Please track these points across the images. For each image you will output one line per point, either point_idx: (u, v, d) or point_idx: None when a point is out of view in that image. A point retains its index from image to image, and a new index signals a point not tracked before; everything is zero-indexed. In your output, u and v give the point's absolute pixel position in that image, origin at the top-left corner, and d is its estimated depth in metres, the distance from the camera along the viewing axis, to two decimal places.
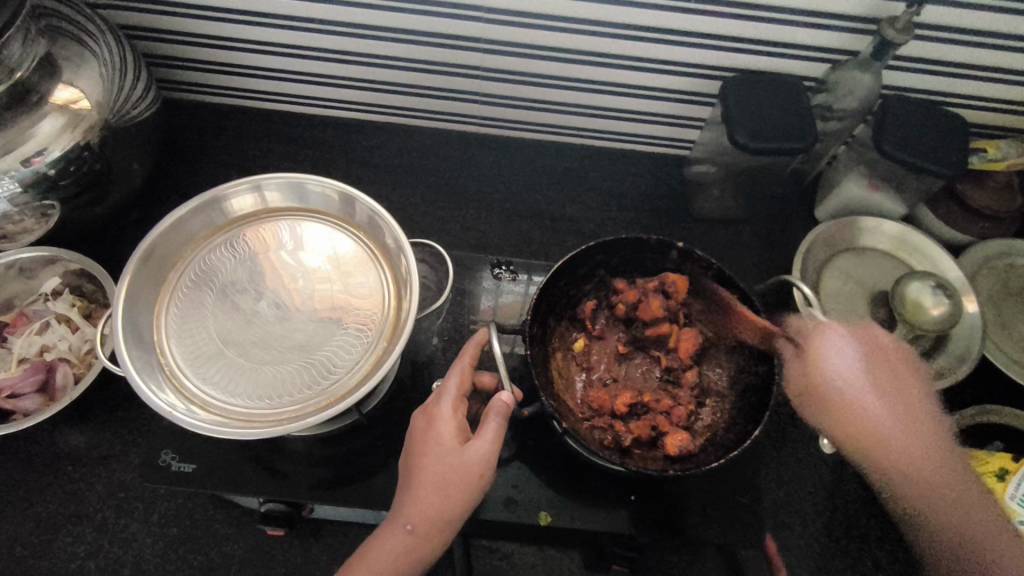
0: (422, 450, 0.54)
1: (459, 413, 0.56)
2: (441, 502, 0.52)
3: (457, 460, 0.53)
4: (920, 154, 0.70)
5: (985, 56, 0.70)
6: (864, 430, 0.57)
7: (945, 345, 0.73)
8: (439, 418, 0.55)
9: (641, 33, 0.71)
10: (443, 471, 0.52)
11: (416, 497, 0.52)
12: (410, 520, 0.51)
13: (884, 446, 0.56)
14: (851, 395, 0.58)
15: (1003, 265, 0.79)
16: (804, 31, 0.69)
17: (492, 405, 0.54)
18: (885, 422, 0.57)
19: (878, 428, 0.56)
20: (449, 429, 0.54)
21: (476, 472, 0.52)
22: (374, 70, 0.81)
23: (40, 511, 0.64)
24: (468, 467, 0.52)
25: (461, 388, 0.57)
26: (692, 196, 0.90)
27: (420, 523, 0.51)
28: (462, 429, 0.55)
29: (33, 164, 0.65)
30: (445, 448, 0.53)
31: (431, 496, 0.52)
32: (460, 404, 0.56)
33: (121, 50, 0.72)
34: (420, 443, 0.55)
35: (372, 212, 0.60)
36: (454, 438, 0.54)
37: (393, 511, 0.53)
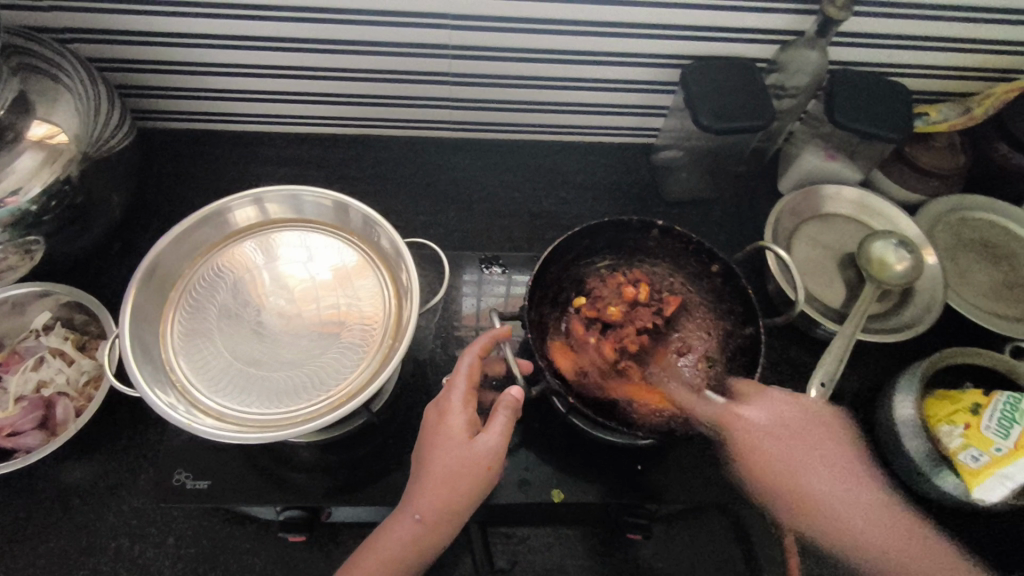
0: (434, 443, 0.55)
1: (471, 407, 0.57)
2: (449, 494, 0.53)
3: (466, 453, 0.54)
4: (870, 121, 0.75)
5: (918, 26, 0.75)
6: (804, 504, 0.58)
7: (912, 298, 0.78)
8: (449, 411, 0.57)
9: (600, 28, 0.75)
10: (452, 463, 0.54)
11: (427, 487, 0.54)
12: (418, 510, 0.53)
13: (806, 487, 0.59)
14: (799, 475, 0.60)
15: (955, 219, 0.85)
16: (753, 16, 0.74)
17: (503, 400, 0.56)
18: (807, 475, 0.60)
19: (816, 504, 0.58)
20: (460, 422, 0.56)
21: (483, 465, 0.54)
22: (344, 83, 0.83)
23: (51, 546, 0.64)
24: (476, 460, 0.54)
25: (472, 380, 0.58)
26: (662, 181, 0.94)
27: (427, 513, 0.53)
28: (473, 422, 0.56)
29: (9, 204, 0.64)
30: (455, 440, 0.55)
31: (440, 487, 0.53)
32: (471, 397, 0.58)
33: (93, 82, 0.73)
34: (431, 435, 0.56)
35: (366, 216, 0.62)
36: (463, 430, 0.55)
37: (404, 501, 0.55)
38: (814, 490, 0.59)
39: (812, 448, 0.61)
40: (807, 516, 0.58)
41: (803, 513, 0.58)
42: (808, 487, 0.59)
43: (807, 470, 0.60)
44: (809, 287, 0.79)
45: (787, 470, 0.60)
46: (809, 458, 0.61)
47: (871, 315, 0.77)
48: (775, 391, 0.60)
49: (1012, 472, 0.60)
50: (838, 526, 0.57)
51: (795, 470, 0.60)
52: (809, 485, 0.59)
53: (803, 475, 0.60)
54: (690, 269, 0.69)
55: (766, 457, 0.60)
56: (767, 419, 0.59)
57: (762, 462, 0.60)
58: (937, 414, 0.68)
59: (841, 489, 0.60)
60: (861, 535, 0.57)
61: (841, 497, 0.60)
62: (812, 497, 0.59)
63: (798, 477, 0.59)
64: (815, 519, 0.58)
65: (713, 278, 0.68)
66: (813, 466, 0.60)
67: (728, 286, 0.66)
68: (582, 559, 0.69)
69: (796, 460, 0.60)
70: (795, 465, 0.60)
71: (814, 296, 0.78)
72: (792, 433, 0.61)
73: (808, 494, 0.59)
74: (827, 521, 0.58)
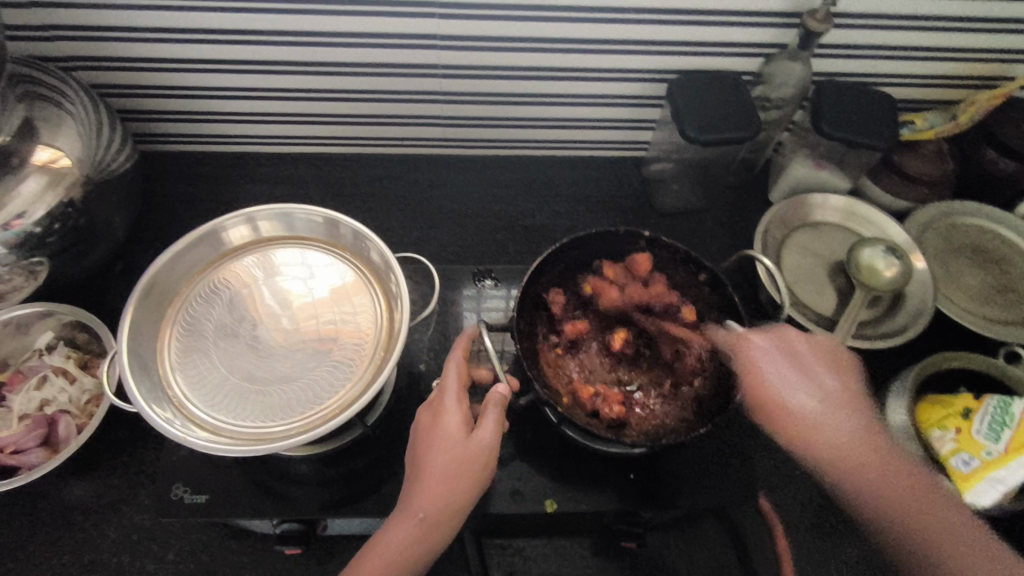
0: (431, 443, 0.56)
1: (464, 406, 0.58)
2: (451, 491, 0.54)
3: (464, 450, 0.55)
4: (855, 130, 0.76)
5: (899, 37, 0.77)
6: (795, 433, 0.56)
7: (903, 303, 0.78)
8: (444, 411, 0.58)
9: (586, 45, 0.77)
10: (452, 461, 0.55)
11: (428, 486, 0.54)
12: (421, 509, 0.54)
13: (830, 443, 0.55)
14: (791, 398, 0.58)
15: (944, 225, 0.86)
16: (736, 30, 0.76)
17: (491, 398, 0.57)
18: (824, 417, 0.57)
19: (808, 420, 0.56)
20: (456, 421, 0.57)
21: (481, 462, 0.55)
22: (340, 104, 0.85)
23: (53, 563, 0.65)
24: (475, 456, 0.55)
25: (463, 380, 0.59)
26: (653, 193, 0.95)
27: (430, 511, 0.54)
28: (467, 420, 0.57)
29: (15, 227, 0.66)
30: (452, 439, 0.56)
31: (442, 486, 0.54)
32: (463, 396, 0.59)
33: (96, 108, 0.76)
34: (428, 436, 0.57)
35: (356, 232, 0.63)
36: (460, 428, 0.56)
37: (404, 501, 0.56)
38: (808, 414, 0.57)
39: (819, 382, 0.59)
40: (813, 451, 0.55)
41: (805, 442, 0.56)
42: (804, 410, 0.57)
43: (817, 398, 0.58)
44: (799, 295, 0.79)
45: (781, 394, 0.58)
46: (806, 383, 0.59)
47: (862, 321, 0.78)
48: (789, 328, 0.62)
49: (1002, 475, 0.62)
50: (834, 450, 0.55)
51: (787, 398, 0.58)
52: (801, 406, 0.57)
53: (795, 394, 0.58)
54: (678, 278, 0.70)
55: (763, 387, 0.58)
56: (764, 358, 0.60)
57: (765, 392, 0.58)
58: (929, 418, 0.68)
59: (835, 417, 0.57)
60: (848, 459, 0.55)
61: (834, 419, 0.57)
62: (814, 432, 0.56)
63: (795, 403, 0.57)
64: (814, 449, 0.55)
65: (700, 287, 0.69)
66: (805, 383, 0.59)
67: (713, 295, 0.67)
68: (579, 568, 0.69)
69: (800, 377, 0.59)
70: (792, 385, 0.58)
71: (805, 304, 0.78)
72: (795, 365, 0.60)
73: (800, 413, 0.57)
74: (827, 447, 0.55)
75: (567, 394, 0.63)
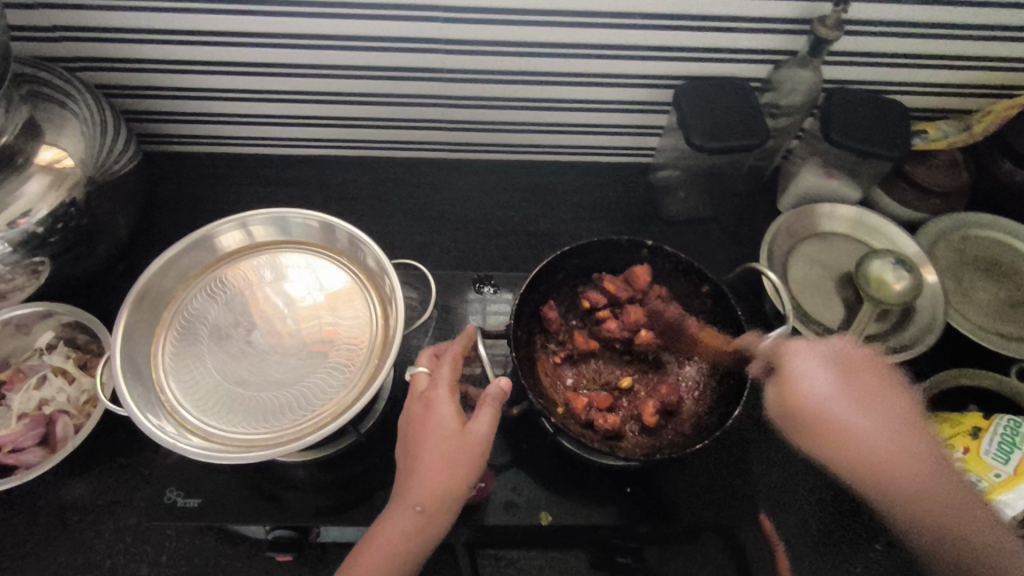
0: (424, 434, 0.54)
1: (456, 397, 0.56)
2: (448, 482, 0.51)
3: (460, 440, 0.53)
4: (866, 140, 0.74)
5: (913, 44, 0.75)
6: (846, 446, 0.53)
7: (913, 317, 0.76)
8: (436, 402, 0.55)
9: (592, 51, 0.76)
10: (449, 451, 0.52)
11: (424, 477, 0.52)
12: (419, 501, 0.51)
13: (876, 455, 0.52)
14: (837, 416, 0.53)
15: (957, 237, 0.84)
16: (745, 36, 0.74)
17: (490, 392, 0.54)
18: (871, 433, 0.53)
19: (851, 438, 0.53)
20: (449, 410, 0.55)
21: (479, 451, 0.53)
22: (344, 107, 0.85)
23: (49, 563, 0.65)
24: (472, 445, 0.53)
25: (456, 372, 0.57)
26: (659, 200, 0.94)
27: (429, 503, 0.51)
28: (460, 411, 0.55)
29: (20, 225, 0.66)
30: (447, 428, 0.53)
31: (439, 476, 0.51)
32: (455, 387, 0.57)
33: (100, 108, 0.76)
34: (420, 428, 0.54)
35: (352, 236, 0.63)
36: (454, 418, 0.54)
37: (398, 495, 0.53)
38: (855, 432, 0.53)
39: (860, 395, 0.55)
40: (868, 473, 0.52)
41: (860, 465, 0.52)
42: (852, 428, 0.53)
43: (863, 416, 0.54)
44: (805, 307, 0.78)
45: (827, 411, 0.54)
46: (850, 400, 0.54)
47: (869, 335, 0.76)
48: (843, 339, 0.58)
49: (1010, 497, 0.60)
50: (876, 470, 0.52)
51: (833, 409, 0.54)
52: (850, 424, 0.53)
53: (842, 411, 0.54)
54: (681, 289, 0.69)
55: (809, 406, 0.54)
56: (808, 376, 0.55)
57: (808, 411, 0.54)
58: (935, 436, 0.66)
59: (879, 431, 0.53)
60: (907, 481, 0.52)
61: (879, 432, 0.53)
62: (866, 453, 0.52)
63: (842, 422, 0.53)
64: (861, 470, 0.52)
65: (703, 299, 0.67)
66: (850, 398, 0.54)
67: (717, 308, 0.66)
68: None
69: (840, 394, 0.54)
70: (842, 403, 0.54)
71: (810, 316, 0.77)
72: (843, 377, 0.55)
73: (845, 430, 0.53)
74: (879, 470, 0.52)
75: (560, 402, 0.63)
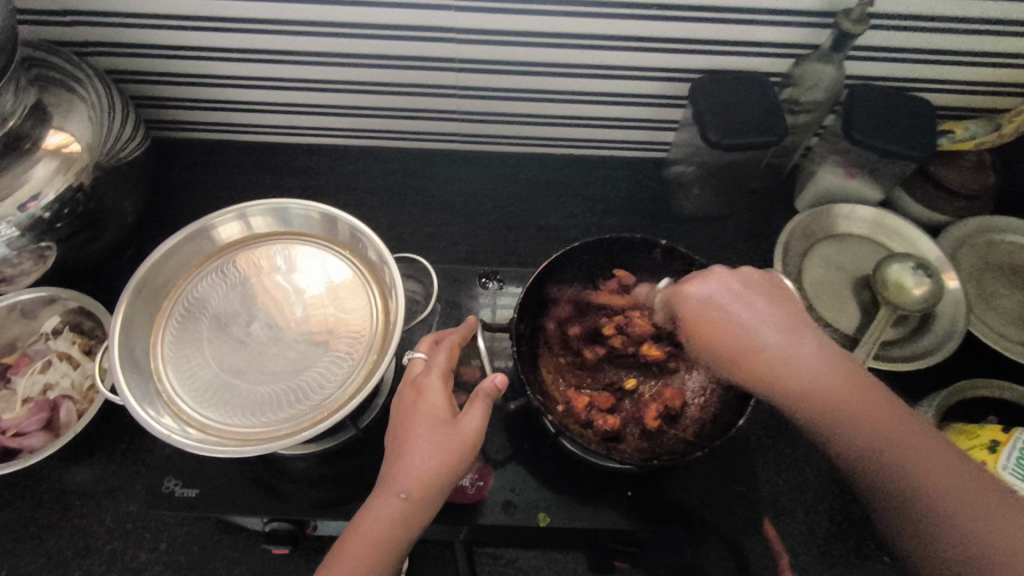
0: (414, 421, 0.52)
1: (448, 386, 0.55)
2: (436, 469, 0.50)
3: (451, 428, 0.52)
4: (889, 139, 0.72)
5: (943, 40, 0.72)
6: (761, 368, 0.47)
7: (931, 324, 0.74)
8: (427, 390, 0.54)
9: (607, 42, 0.74)
10: (438, 438, 0.51)
11: (412, 463, 0.50)
12: (405, 488, 0.49)
13: (798, 374, 0.45)
14: (754, 337, 0.47)
15: (983, 241, 0.81)
16: (765, 29, 0.72)
17: (481, 387, 0.54)
18: (787, 353, 0.46)
19: (780, 363, 0.46)
20: (440, 399, 0.54)
21: (470, 440, 0.52)
22: (354, 96, 0.84)
23: (50, 546, 0.66)
24: (462, 434, 0.52)
25: (450, 362, 0.57)
26: (672, 197, 0.92)
27: (415, 490, 0.49)
28: (451, 400, 0.54)
29: (29, 209, 0.66)
30: (436, 416, 0.52)
31: (427, 462, 0.50)
32: (448, 377, 0.56)
33: (109, 94, 0.75)
34: (408, 415, 0.53)
35: (353, 228, 0.62)
36: (445, 406, 0.53)
37: (383, 483, 0.51)
38: (778, 354, 0.46)
39: (781, 317, 0.48)
40: (794, 399, 0.45)
41: (790, 391, 0.45)
42: (777, 351, 0.47)
43: (783, 338, 0.47)
44: (819, 310, 0.75)
45: (742, 333, 0.48)
46: (772, 321, 0.48)
47: (885, 341, 0.74)
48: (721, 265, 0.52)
49: None
50: (805, 393, 0.45)
51: (739, 326, 0.48)
52: (770, 345, 0.47)
53: (756, 332, 0.48)
54: None
55: (724, 333, 0.49)
56: (722, 300, 0.50)
57: (721, 335, 0.49)
58: None
59: (808, 351, 0.46)
60: (835, 400, 0.44)
61: (805, 355, 0.46)
62: (791, 377, 0.45)
63: (759, 344, 0.47)
64: (789, 392, 0.45)
65: None
66: (756, 318, 0.48)
67: None
68: None
69: (757, 316, 0.48)
70: (752, 322, 0.48)
71: (824, 319, 0.75)
72: (768, 299, 0.49)
73: (768, 355, 0.47)
74: (805, 396, 0.45)
75: (562, 400, 0.62)
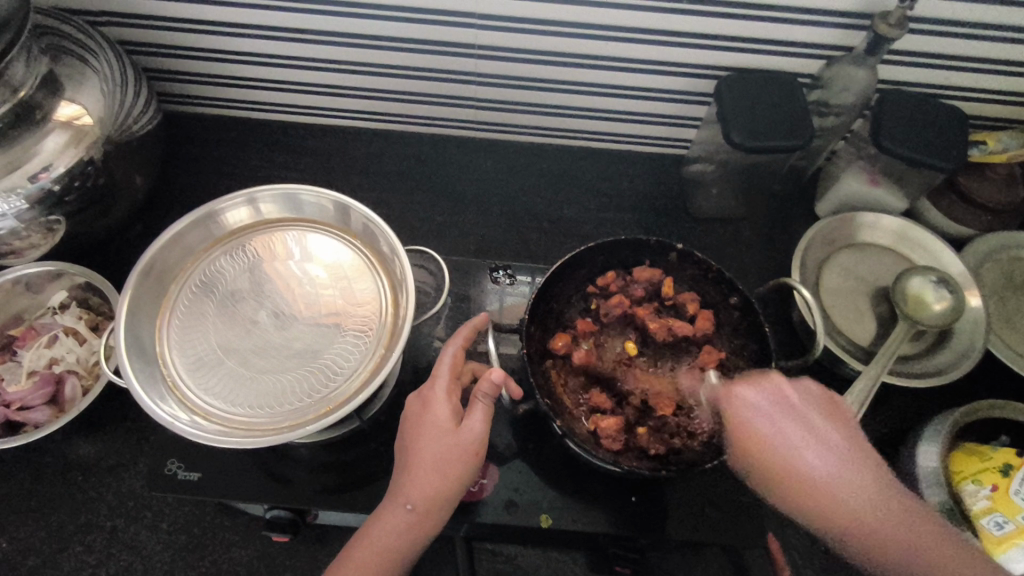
0: (418, 434, 0.54)
1: (453, 396, 0.56)
2: (439, 482, 0.52)
3: (453, 441, 0.53)
4: (919, 148, 0.69)
5: (981, 47, 0.69)
6: (783, 473, 0.50)
7: (948, 340, 0.72)
8: (434, 400, 0.55)
9: (634, 35, 0.71)
10: (440, 452, 0.53)
11: (417, 476, 0.52)
12: (410, 500, 0.52)
13: (818, 483, 0.48)
14: (778, 450, 0.50)
15: (1006, 257, 0.79)
16: (798, 29, 0.69)
17: (481, 385, 0.54)
18: (825, 473, 0.49)
19: (826, 488, 0.48)
20: (443, 409, 0.54)
21: (471, 451, 0.53)
22: (371, 79, 0.82)
23: (52, 521, 0.66)
24: (465, 444, 0.53)
25: (454, 370, 0.57)
26: (691, 195, 0.90)
27: (420, 502, 0.52)
28: (456, 410, 0.55)
29: (41, 180, 0.65)
30: (439, 428, 0.54)
31: (430, 476, 0.52)
32: (455, 386, 0.56)
33: (121, 66, 0.73)
34: (416, 426, 0.55)
35: (367, 219, 0.61)
36: (448, 418, 0.54)
37: (393, 491, 0.54)
38: (803, 461, 0.50)
39: (800, 428, 0.51)
40: (870, 541, 0.46)
41: (796, 490, 0.49)
42: (800, 458, 0.50)
43: (799, 437, 0.51)
44: (835, 322, 0.74)
45: (777, 453, 0.50)
46: (814, 417, 0.52)
47: (901, 356, 0.72)
48: (779, 375, 0.54)
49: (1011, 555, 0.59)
50: (860, 523, 0.47)
51: (791, 448, 0.50)
52: (813, 466, 0.49)
53: (790, 453, 0.50)
54: (709, 296, 0.66)
55: (744, 431, 0.52)
56: (763, 404, 0.53)
57: (770, 465, 0.50)
58: (963, 470, 0.64)
59: (823, 451, 0.50)
60: (865, 512, 0.47)
61: (860, 482, 0.48)
62: (816, 489, 0.48)
63: (797, 453, 0.50)
64: (768, 478, 0.50)
65: (732, 309, 0.64)
66: (808, 445, 0.50)
67: (746, 320, 0.62)
68: None
69: (806, 430, 0.51)
70: (798, 441, 0.50)
71: (840, 332, 0.73)
72: (783, 405, 0.52)
73: (814, 482, 0.48)
74: (839, 509, 0.47)
75: (569, 403, 0.62)
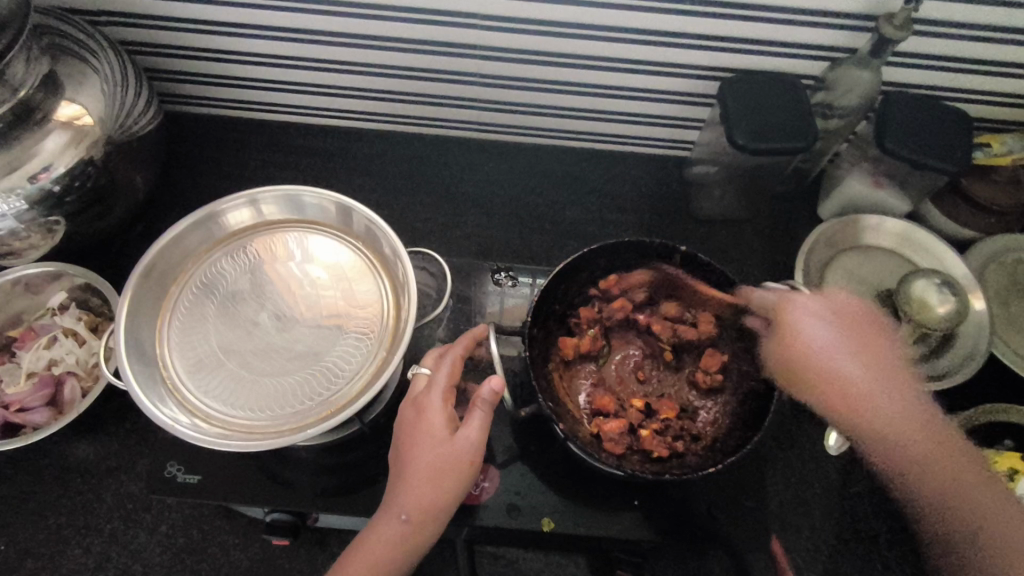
0: (413, 443, 0.53)
1: (449, 405, 0.55)
2: (434, 492, 0.52)
3: (450, 451, 0.53)
4: (923, 151, 0.69)
5: (985, 49, 0.69)
6: (841, 392, 0.54)
7: (952, 343, 0.72)
8: (428, 409, 0.55)
9: (637, 36, 0.71)
10: (435, 462, 0.52)
11: (412, 486, 0.52)
12: (405, 510, 0.51)
13: (864, 404, 0.54)
14: (838, 368, 0.55)
15: (1010, 261, 0.78)
16: (802, 30, 0.69)
17: (480, 394, 0.54)
18: (858, 383, 0.54)
19: (848, 392, 0.54)
20: (438, 418, 0.54)
21: (467, 460, 0.53)
22: (374, 79, 0.82)
23: (50, 523, 0.66)
24: (461, 453, 0.53)
25: (450, 377, 0.56)
26: (693, 197, 0.89)
27: (414, 513, 0.52)
28: (452, 418, 0.55)
29: (40, 181, 0.64)
30: (434, 437, 0.53)
31: (426, 486, 0.52)
32: (450, 394, 0.56)
33: (122, 66, 0.72)
34: (410, 435, 0.54)
35: (369, 221, 0.60)
36: (443, 427, 0.54)
37: (387, 501, 0.53)
38: (858, 381, 0.54)
39: (857, 348, 0.56)
40: (875, 436, 0.53)
41: (825, 391, 0.54)
42: (829, 362, 0.55)
43: (863, 364, 0.55)
44: None
45: (833, 369, 0.55)
46: (867, 341, 0.56)
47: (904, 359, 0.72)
48: (835, 296, 0.59)
49: None
50: (887, 429, 0.53)
51: (821, 351, 0.55)
52: (838, 369, 0.55)
53: (846, 369, 0.55)
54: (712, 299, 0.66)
55: (794, 340, 0.56)
56: (808, 316, 0.56)
57: (846, 387, 0.54)
58: None
59: (863, 366, 0.55)
60: (888, 424, 0.53)
61: (883, 393, 0.54)
62: (875, 415, 0.53)
63: (824, 358, 0.55)
64: (839, 407, 0.54)
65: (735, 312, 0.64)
66: (857, 363, 0.55)
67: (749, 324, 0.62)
68: None
69: (848, 349, 0.55)
70: (825, 346, 0.55)
71: None
72: (840, 328, 0.56)
73: (842, 381, 0.54)
74: (880, 417, 0.53)
75: (572, 406, 0.61)
